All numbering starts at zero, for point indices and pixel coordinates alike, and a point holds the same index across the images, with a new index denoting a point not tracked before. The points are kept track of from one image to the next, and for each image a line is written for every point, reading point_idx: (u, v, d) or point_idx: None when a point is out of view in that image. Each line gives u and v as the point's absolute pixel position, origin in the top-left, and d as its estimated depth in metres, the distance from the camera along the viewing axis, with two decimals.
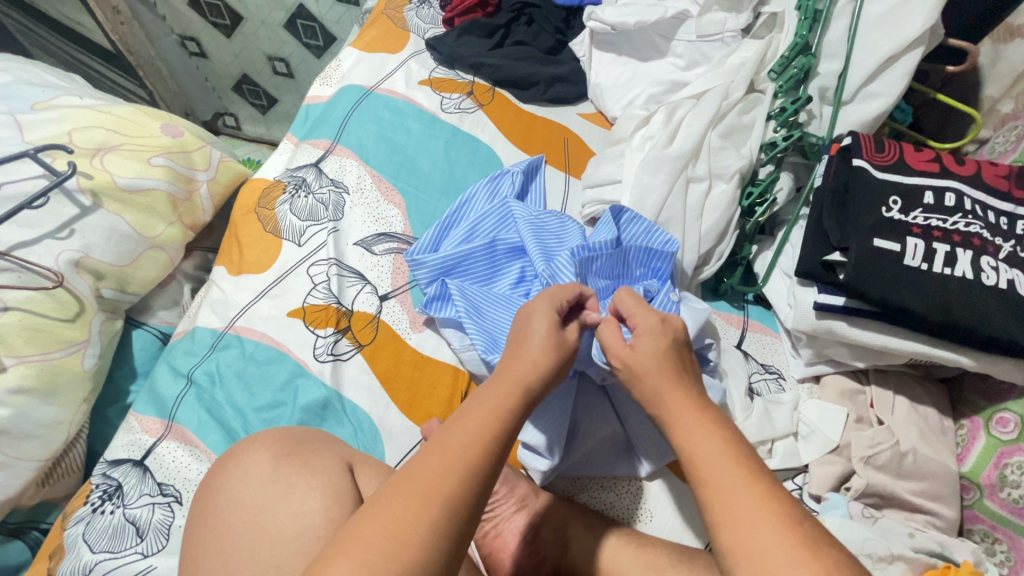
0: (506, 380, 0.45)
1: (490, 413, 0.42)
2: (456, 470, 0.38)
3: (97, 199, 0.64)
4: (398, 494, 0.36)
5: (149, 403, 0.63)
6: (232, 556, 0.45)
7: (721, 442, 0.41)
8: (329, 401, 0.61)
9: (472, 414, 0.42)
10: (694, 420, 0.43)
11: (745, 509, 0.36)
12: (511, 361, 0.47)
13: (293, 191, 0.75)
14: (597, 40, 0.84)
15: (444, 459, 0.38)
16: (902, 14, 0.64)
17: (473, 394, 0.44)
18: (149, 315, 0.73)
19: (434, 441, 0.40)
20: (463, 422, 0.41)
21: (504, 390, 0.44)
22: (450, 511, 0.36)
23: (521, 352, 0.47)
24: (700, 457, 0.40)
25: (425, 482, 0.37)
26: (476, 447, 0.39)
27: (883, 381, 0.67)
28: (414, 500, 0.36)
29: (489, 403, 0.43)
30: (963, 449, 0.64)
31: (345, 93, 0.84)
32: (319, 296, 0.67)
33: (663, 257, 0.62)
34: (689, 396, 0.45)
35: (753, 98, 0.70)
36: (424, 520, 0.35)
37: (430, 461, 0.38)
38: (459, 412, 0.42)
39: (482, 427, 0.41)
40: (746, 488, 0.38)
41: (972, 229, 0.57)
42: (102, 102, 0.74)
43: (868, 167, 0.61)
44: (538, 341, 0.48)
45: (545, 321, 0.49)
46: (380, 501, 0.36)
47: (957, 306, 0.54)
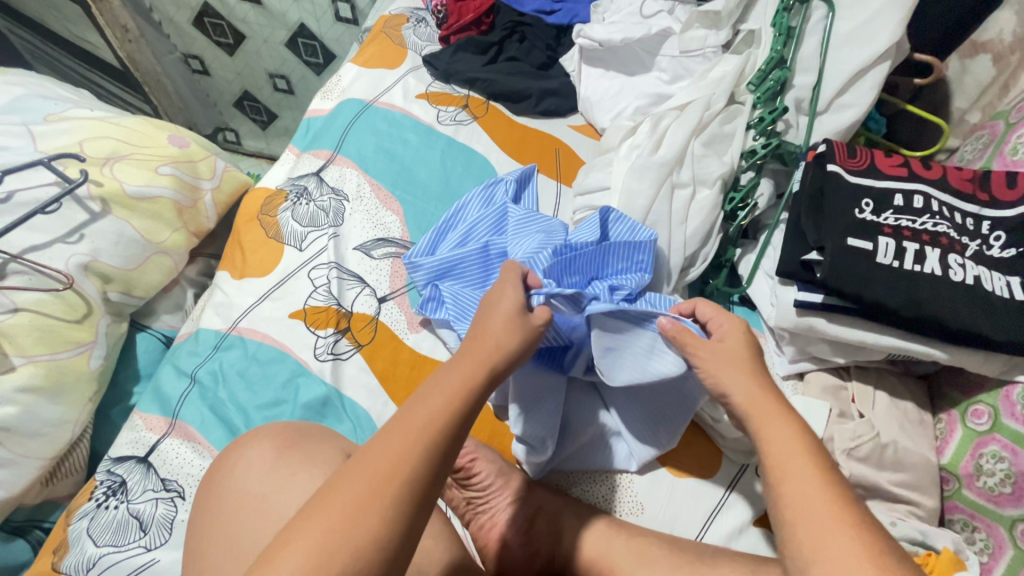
0: (469, 363, 0.47)
1: (454, 391, 0.44)
2: (417, 446, 0.40)
3: (106, 206, 0.67)
4: (363, 466, 0.38)
5: (153, 402, 0.64)
6: (229, 532, 0.48)
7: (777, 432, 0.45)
8: (330, 399, 0.63)
9: (441, 387, 0.44)
10: (770, 415, 0.46)
11: (810, 507, 0.40)
12: (477, 340, 0.50)
13: (294, 199, 0.78)
14: (586, 56, 0.88)
15: (408, 433, 0.40)
16: (870, 32, 0.68)
17: (441, 369, 0.47)
18: (153, 318, 0.75)
19: (403, 418, 0.42)
20: (429, 399, 0.43)
21: (473, 364, 0.47)
22: (416, 484, 0.38)
23: (487, 332, 0.50)
24: (774, 450, 0.44)
25: (386, 459, 0.39)
26: (438, 421, 0.42)
27: (863, 377, 0.70)
28: (380, 476, 0.38)
29: (457, 377, 0.46)
30: (942, 442, 0.66)
31: (345, 106, 0.87)
32: (320, 298, 0.69)
33: (643, 250, 0.64)
34: (759, 390, 0.48)
35: (734, 109, 0.74)
36: (391, 495, 0.37)
37: (392, 442, 0.40)
38: (426, 387, 0.45)
39: (444, 406, 0.43)
40: (816, 492, 0.40)
41: (940, 229, 0.60)
42: (112, 114, 0.77)
43: (842, 173, 0.64)
44: (500, 323, 0.51)
45: (512, 307, 0.52)
46: (351, 473, 0.38)
47: (927, 300, 0.57)
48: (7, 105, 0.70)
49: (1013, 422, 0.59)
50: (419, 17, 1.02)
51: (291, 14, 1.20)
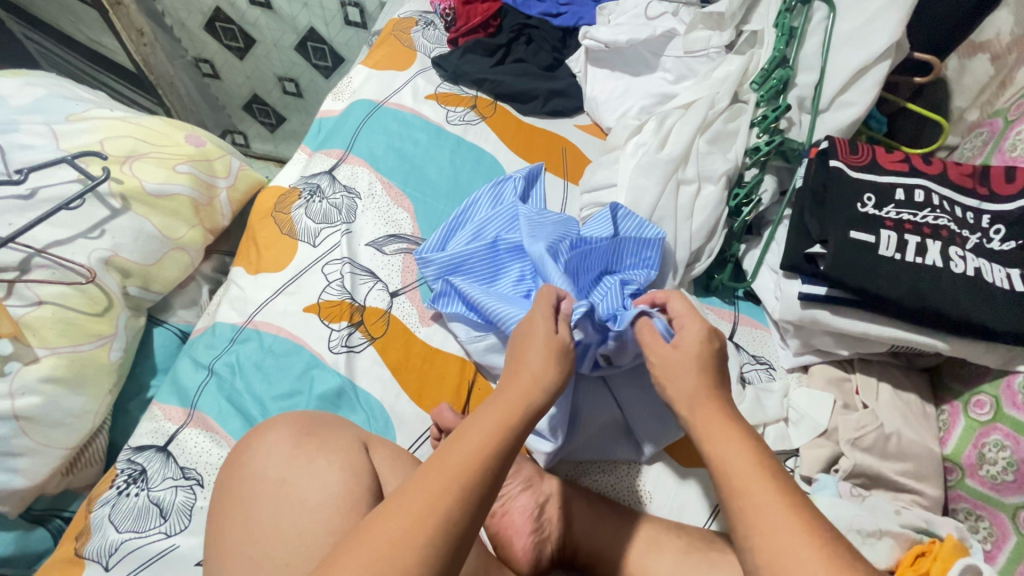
0: (509, 399, 0.46)
1: (491, 432, 0.43)
2: (453, 491, 0.39)
3: (126, 203, 0.69)
4: (396, 511, 0.38)
5: (172, 393, 0.65)
6: (253, 521, 0.48)
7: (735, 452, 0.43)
8: (344, 390, 0.65)
9: (478, 425, 0.44)
10: (723, 435, 0.44)
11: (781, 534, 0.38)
12: (513, 378, 0.49)
13: (308, 197, 0.79)
14: (592, 57, 0.90)
15: (442, 478, 0.39)
16: (870, 31, 0.70)
17: (478, 407, 0.46)
18: (169, 314, 0.76)
19: (439, 460, 0.41)
20: (466, 441, 0.42)
21: (510, 404, 0.46)
22: (453, 528, 0.37)
23: (521, 369, 0.49)
24: (732, 474, 0.42)
25: (417, 506, 0.38)
26: (472, 466, 0.40)
27: (867, 369, 0.71)
28: (413, 517, 0.37)
29: (494, 416, 0.45)
30: (945, 433, 0.67)
31: (356, 107, 0.89)
32: (334, 292, 0.71)
33: (651, 246, 0.66)
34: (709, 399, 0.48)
35: (737, 108, 0.75)
36: (424, 538, 0.36)
37: (427, 484, 0.39)
38: (463, 428, 0.44)
39: (482, 448, 0.42)
40: (783, 516, 0.38)
41: (941, 223, 0.62)
42: (131, 114, 0.79)
43: (844, 168, 0.66)
44: (538, 357, 0.50)
45: (548, 338, 0.51)
46: (385, 514, 0.38)
47: (929, 291, 0.58)
48: (30, 106, 0.72)
49: (1014, 411, 0.60)
50: (428, 21, 1.03)
51: (301, 18, 1.22)
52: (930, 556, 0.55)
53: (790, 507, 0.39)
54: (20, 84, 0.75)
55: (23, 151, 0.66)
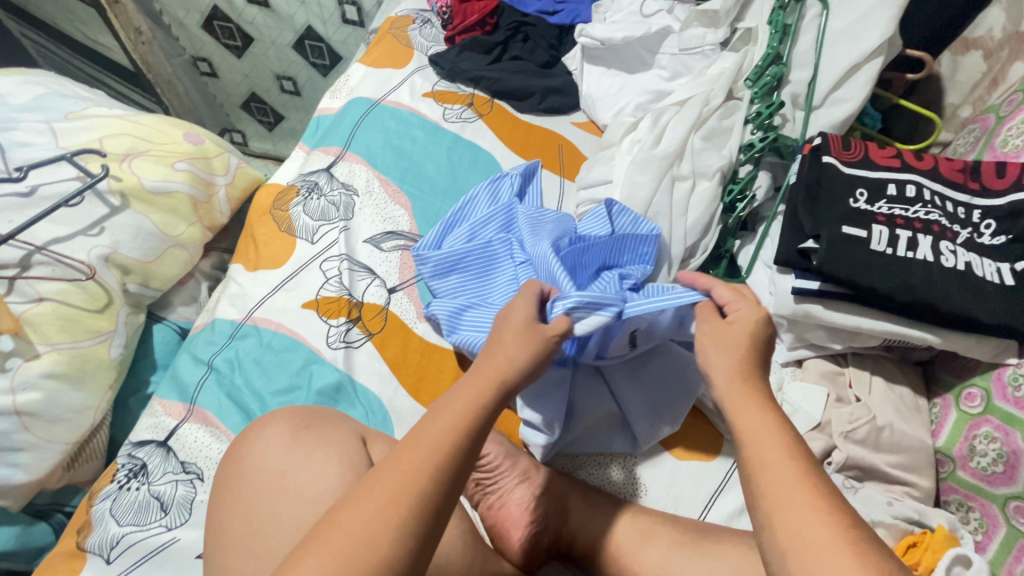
0: (481, 379, 0.47)
1: (465, 412, 0.44)
2: (425, 471, 0.39)
3: (125, 200, 0.69)
4: (367, 498, 0.38)
5: (171, 388, 0.66)
6: (255, 515, 0.49)
7: (763, 432, 0.42)
8: (342, 385, 0.65)
9: (450, 407, 0.44)
10: (754, 413, 0.44)
11: (800, 518, 0.37)
12: (487, 359, 0.49)
13: (306, 194, 0.80)
14: (589, 55, 0.90)
15: (415, 460, 0.40)
16: (863, 28, 0.70)
17: (451, 389, 0.46)
18: (168, 310, 0.76)
19: (411, 442, 0.41)
20: (438, 420, 0.43)
21: (482, 384, 0.46)
22: (427, 507, 0.38)
23: (494, 351, 0.50)
24: (755, 451, 0.42)
25: (385, 495, 0.38)
26: (444, 446, 0.41)
27: (860, 362, 0.72)
28: (386, 499, 0.38)
29: (466, 397, 0.45)
30: (936, 425, 0.68)
31: (353, 105, 0.90)
32: (332, 289, 0.71)
33: (649, 240, 0.66)
34: (742, 377, 0.47)
35: (732, 104, 0.76)
36: (397, 517, 0.37)
37: (399, 466, 0.40)
38: (437, 407, 0.44)
39: (453, 428, 0.42)
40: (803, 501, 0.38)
41: (932, 217, 0.62)
42: (129, 112, 0.79)
43: (837, 164, 0.66)
44: (511, 340, 0.50)
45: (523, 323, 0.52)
46: (358, 496, 0.38)
47: (919, 285, 0.59)
48: (29, 104, 0.73)
49: (1004, 404, 0.61)
50: (425, 19, 1.04)
51: (299, 17, 1.22)
52: (921, 547, 0.57)
53: (819, 505, 0.37)
54: (19, 82, 0.75)
55: (22, 149, 0.67)
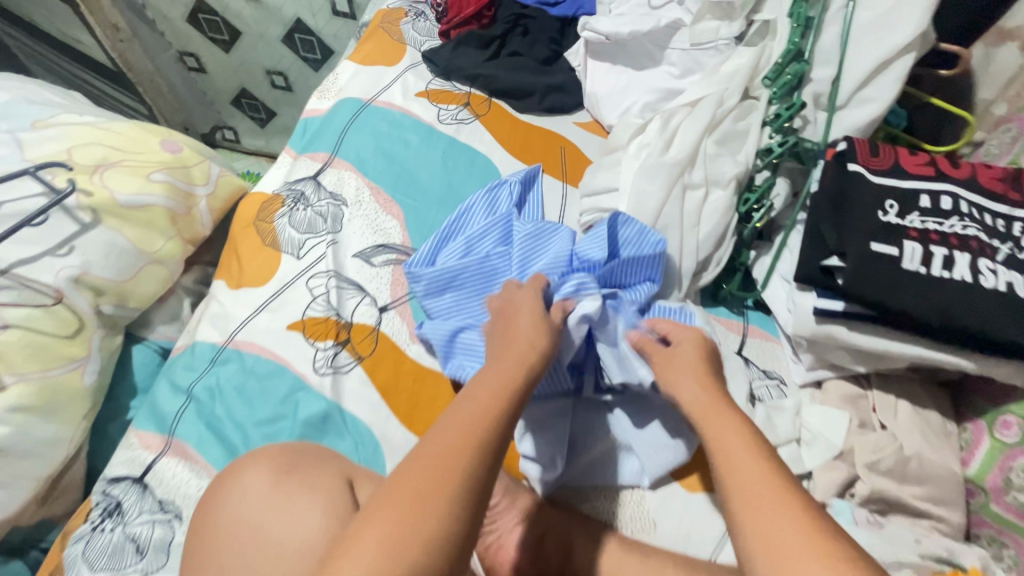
0: (505, 366, 0.49)
1: (499, 387, 0.46)
2: (471, 438, 0.41)
3: (96, 216, 0.65)
4: (404, 484, 0.38)
5: (149, 419, 0.62)
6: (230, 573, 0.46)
7: (727, 433, 0.45)
8: (330, 414, 0.61)
9: (486, 384, 0.47)
10: (718, 418, 0.47)
11: (769, 513, 0.38)
12: (510, 343, 0.52)
13: (292, 205, 0.75)
14: (592, 50, 0.84)
15: (461, 428, 0.42)
16: (894, 19, 0.63)
17: (482, 369, 0.49)
18: (148, 330, 0.72)
19: (456, 415, 0.43)
20: (464, 407, 0.44)
21: (513, 360, 0.50)
22: (480, 468, 0.39)
23: (516, 336, 0.53)
24: (726, 455, 0.44)
25: (422, 475, 0.38)
26: (487, 416, 0.43)
27: (885, 385, 0.67)
28: (437, 462, 0.39)
29: (500, 372, 0.48)
30: (967, 452, 0.63)
31: (342, 106, 0.85)
32: (319, 308, 0.67)
33: (652, 261, 0.63)
34: (708, 389, 0.50)
35: (748, 105, 0.70)
36: (457, 474, 0.38)
37: (447, 436, 0.41)
38: (464, 395, 0.46)
39: (492, 399, 0.45)
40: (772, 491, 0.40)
41: (969, 232, 0.57)
42: (102, 118, 0.74)
43: (864, 173, 0.61)
44: (529, 322, 0.54)
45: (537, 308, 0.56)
46: (410, 464, 0.39)
47: (955, 309, 0.54)
48: None
49: None
50: (418, 11, 0.98)
51: (287, 9, 1.17)
52: None
53: (788, 498, 0.39)
54: None
55: None
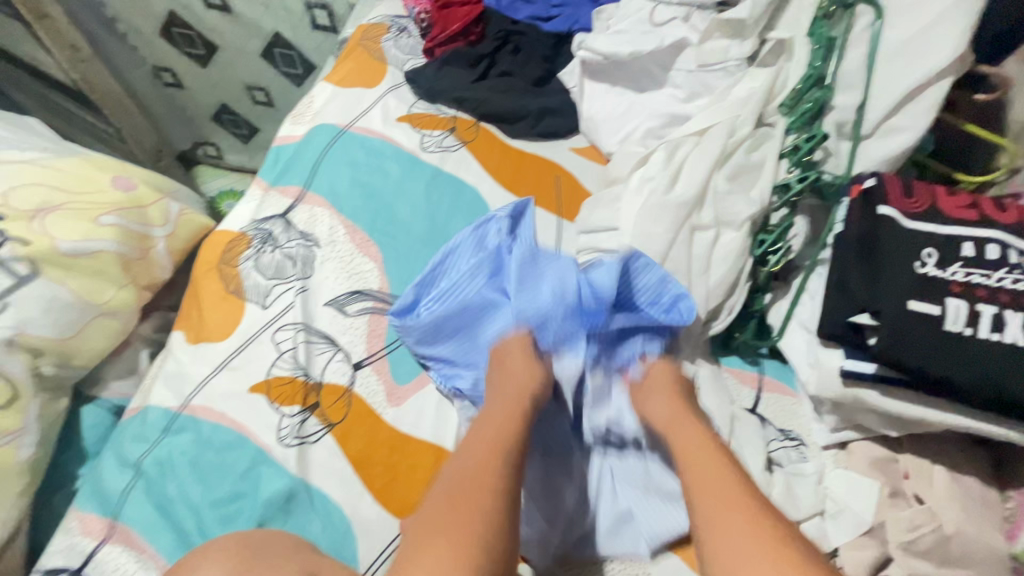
0: (509, 399, 0.52)
1: (495, 438, 0.49)
2: (472, 502, 0.43)
3: (35, 266, 0.58)
4: (460, 500, 0.44)
5: (92, 498, 0.55)
6: None
7: (696, 445, 0.48)
8: (295, 492, 0.54)
9: (479, 440, 0.49)
10: (704, 457, 0.47)
11: (732, 537, 0.40)
12: (501, 390, 0.53)
13: (259, 246, 0.68)
14: (590, 70, 0.77)
15: (460, 498, 0.44)
16: (929, 41, 0.56)
17: (472, 429, 0.51)
18: (100, 387, 0.65)
19: (456, 473, 0.46)
20: (477, 435, 0.49)
21: (504, 412, 0.51)
22: (488, 523, 0.43)
23: (507, 378, 0.54)
24: (689, 465, 0.47)
25: (464, 489, 0.44)
26: (484, 472, 0.46)
27: (918, 448, 0.60)
28: (445, 525, 0.42)
29: (492, 426, 0.50)
30: (1013, 526, 0.57)
31: (317, 133, 0.78)
32: (285, 367, 0.60)
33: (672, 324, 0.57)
34: (685, 421, 0.51)
35: (762, 133, 0.63)
36: (464, 541, 0.41)
37: (447, 495, 0.44)
38: (460, 450, 0.49)
39: (490, 451, 0.48)
40: (727, 506, 0.43)
41: (1021, 287, 0.49)
42: (48, 153, 0.67)
43: (896, 216, 0.54)
44: (518, 360, 0.55)
45: (522, 352, 0.56)
46: (419, 537, 0.42)
47: (1007, 378, 0.47)
48: None
49: None
50: (401, 27, 0.91)
51: (264, 23, 1.10)
52: None
53: (744, 513, 0.41)
54: None
55: None
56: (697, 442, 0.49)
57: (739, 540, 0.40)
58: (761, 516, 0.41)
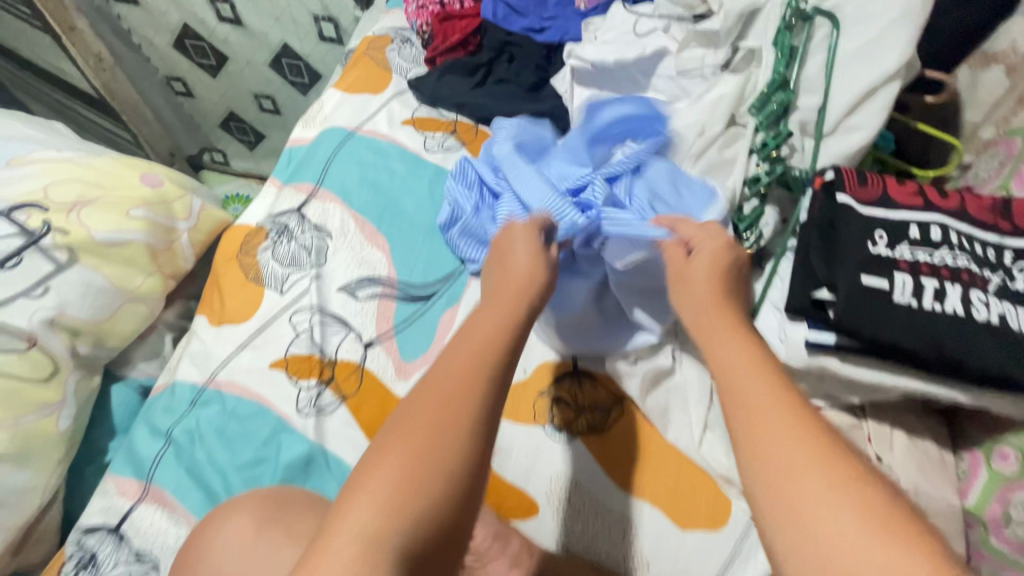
0: (512, 288, 0.48)
1: (498, 323, 0.43)
2: (474, 377, 0.38)
3: (73, 254, 0.63)
4: (426, 395, 0.37)
5: (126, 464, 0.60)
6: None
7: (731, 354, 0.40)
8: (313, 457, 0.60)
9: (477, 331, 0.43)
10: (718, 332, 0.43)
11: (769, 420, 0.34)
12: (502, 280, 0.49)
13: (275, 237, 0.74)
14: (579, 77, 0.83)
15: (462, 366, 0.39)
16: (878, 50, 0.63)
17: (472, 320, 0.45)
18: (129, 368, 0.71)
19: (453, 359, 0.39)
20: (472, 335, 0.42)
21: (510, 302, 0.46)
22: (482, 426, 0.36)
23: (511, 265, 0.50)
24: (737, 398, 0.37)
25: (459, 382, 0.38)
26: (491, 348, 0.41)
27: (879, 415, 0.65)
28: (438, 408, 0.36)
29: (493, 323, 0.43)
30: (965, 484, 0.63)
31: (327, 135, 0.84)
32: (302, 346, 0.65)
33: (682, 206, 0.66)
34: (716, 308, 0.46)
35: (733, 133, 0.69)
36: (461, 429, 0.36)
37: (439, 388, 0.37)
38: (456, 341, 0.42)
39: (487, 342, 0.41)
40: (785, 417, 0.34)
41: (960, 263, 0.56)
42: (81, 153, 0.73)
43: (853, 203, 0.60)
44: (524, 253, 0.51)
45: (527, 241, 0.53)
46: (407, 412, 0.37)
47: (948, 342, 0.53)
48: None
49: None
50: (404, 38, 0.97)
51: (273, 35, 1.16)
52: None
53: (808, 436, 0.33)
54: None
55: None
56: (730, 340, 0.42)
57: (786, 441, 0.33)
58: (828, 444, 0.33)
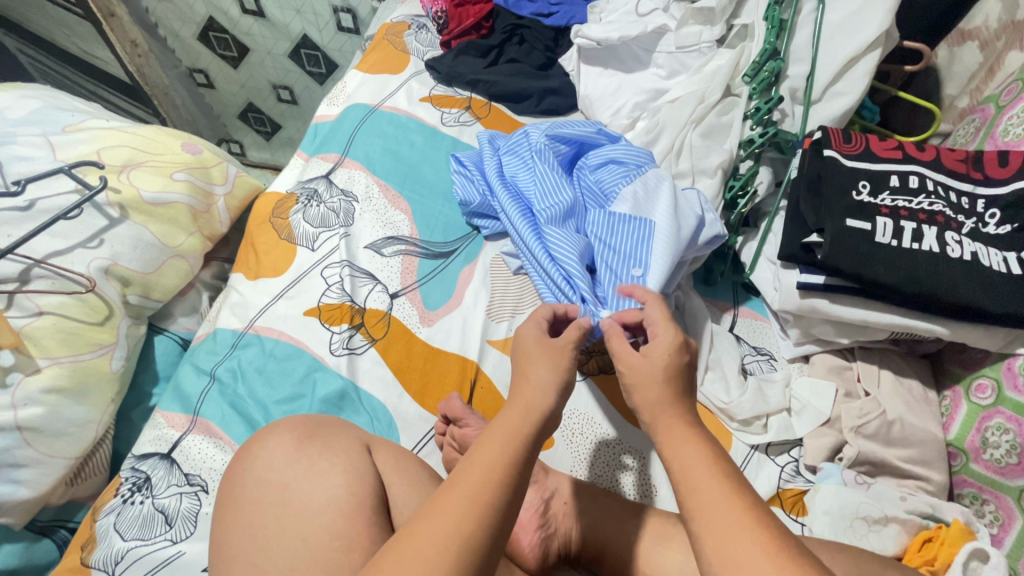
0: (524, 411, 0.45)
1: (506, 445, 0.42)
2: (481, 504, 0.38)
3: (124, 211, 0.69)
4: (418, 535, 0.36)
5: (174, 400, 0.66)
6: (255, 545, 0.46)
7: (692, 452, 0.41)
8: (346, 392, 0.65)
9: (481, 453, 0.41)
10: (682, 426, 0.44)
11: (730, 522, 0.36)
12: (518, 391, 0.48)
13: (305, 201, 0.80)
14: (585, 56, 0.90)
15: (462, 498, 0.38)
16: (859, 21, 0.70)
17: (477, 441, 0.43)
18: (170, 321, 0.76)
19: (453, 482, 0.39)
20: (475, 462, 0.40)
21: (522, 417, 0.45)
22: (477, 547, 0.36)
23: (527, 381, 0.49)
24: (702, 490, 0.38)
25: (457, 503, 0.37)
26: (497, 475, 0.39)
27: (868, 356, 0.70)
28: (433, 536, 0.35)
29: (497, 446, 0.42)
30: (947, 419, 0.66)
31: (351, 111, 0.90)
32: (333, 296, 0.71)
33: (637, 238, 0.66)
34: (676, 404, 0.46)
35: (729, 101, 0.75)
36: (450, 557, 0.35)
37: (439, 519, 0.36)
38: (463, 465, 0.41)
39: (495, 467, 0.40)
40: (741, 515, 0.36)
41: (936, 208, 0.62)
42: (127, 124, 0.79)
43: (838, 157, 0.66)
44: (541, 367, 0.49)
45: (540, 339, 0.52)
46: (402, 538, 0.36)
47: (926, 276, 0.58)
48: (26, 118, 0.73)
49: (1016, 394, 0.60)
50: (420, 24, 1.05)
51: (294, 26, 1.23)
52: (937, 542, 0.55)
53: (763, 532, 0.35)
54: (16, 97, 0.75)
55: (20, 163, 0.67)
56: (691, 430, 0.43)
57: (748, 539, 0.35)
58: (783, 545, 0.34)
